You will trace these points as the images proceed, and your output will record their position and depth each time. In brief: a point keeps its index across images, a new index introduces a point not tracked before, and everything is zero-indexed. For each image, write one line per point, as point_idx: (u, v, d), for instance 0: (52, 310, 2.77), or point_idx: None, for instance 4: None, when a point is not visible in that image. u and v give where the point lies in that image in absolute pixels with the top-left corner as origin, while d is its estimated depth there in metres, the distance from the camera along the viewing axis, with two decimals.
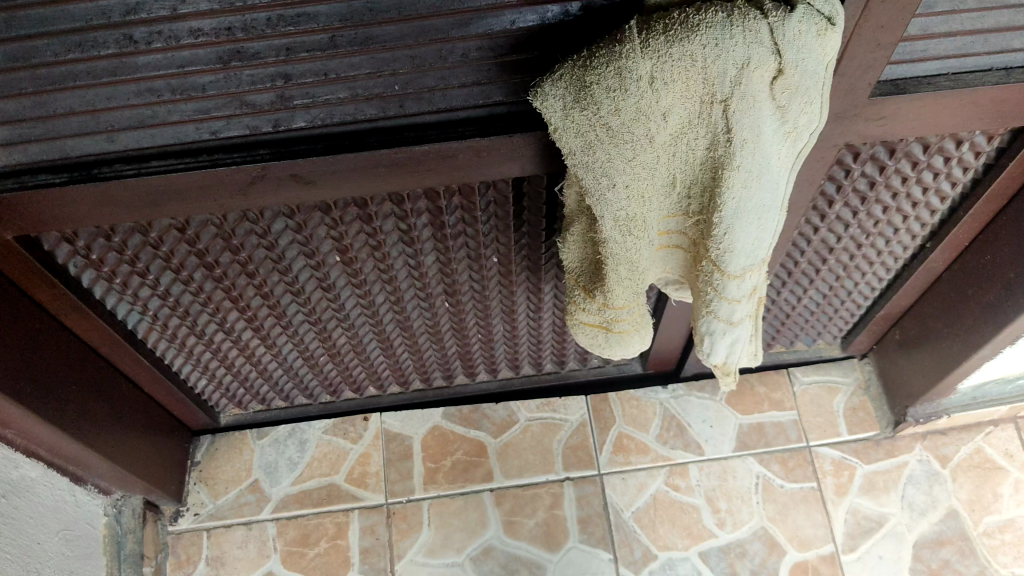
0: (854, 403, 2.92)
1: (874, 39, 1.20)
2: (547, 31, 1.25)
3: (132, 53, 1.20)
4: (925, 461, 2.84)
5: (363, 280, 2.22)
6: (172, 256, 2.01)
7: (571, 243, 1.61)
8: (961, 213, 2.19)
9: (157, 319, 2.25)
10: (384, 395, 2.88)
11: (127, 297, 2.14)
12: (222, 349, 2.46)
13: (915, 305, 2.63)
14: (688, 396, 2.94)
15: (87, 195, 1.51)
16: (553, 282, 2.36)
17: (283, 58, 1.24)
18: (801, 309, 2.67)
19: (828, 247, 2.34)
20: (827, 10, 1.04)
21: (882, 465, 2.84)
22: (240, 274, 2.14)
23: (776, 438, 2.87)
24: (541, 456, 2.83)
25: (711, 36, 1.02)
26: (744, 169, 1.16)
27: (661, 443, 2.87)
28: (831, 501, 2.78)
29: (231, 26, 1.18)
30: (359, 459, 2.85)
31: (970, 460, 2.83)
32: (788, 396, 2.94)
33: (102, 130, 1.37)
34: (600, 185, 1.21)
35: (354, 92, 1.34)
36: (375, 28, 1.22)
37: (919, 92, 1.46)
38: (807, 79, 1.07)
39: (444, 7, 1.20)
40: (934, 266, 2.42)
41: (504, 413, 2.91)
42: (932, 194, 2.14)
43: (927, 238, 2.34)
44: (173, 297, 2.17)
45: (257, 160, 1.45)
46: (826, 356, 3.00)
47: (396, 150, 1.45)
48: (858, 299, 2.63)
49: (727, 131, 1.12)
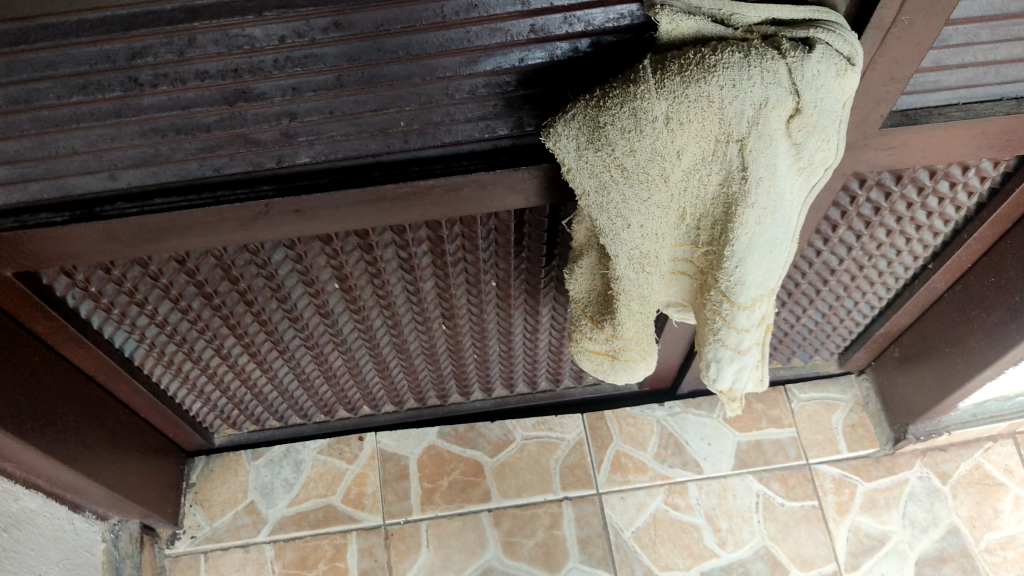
0: (854, 420, 2.89)
1: (889, 74, 1.18)
2: (556, 68, 1.23)
3: (137, 95, 1.17)
4: (926, 477, 2.81)
5: (362, 305, 2.20)
6: (171, 287, 1.99)
7: (579, 275, 1.58)
8: (965, 236, 2.17)
9: (153, 346, 2.22)
10: (379, 414, 2.86)
11: (124, 326, 2.11)
12: (218, 374, 2.43)
13: (915, 323, 2.61)
14: (685, 413, 2.92)
15: (87, 233, 1.49)
16: (551, 304, 2.34)
17: (289, 97, 1.20)
18: (800, 327, 2.65)
19: (830, 269, 2.33)
20: (846, 50, 1.03)
21: (883, 483, 2.81)
22: (239, 302, 2.11)
23: (776, 456, 2.85)
24: (539, 475, 2.80)
25: (729, 77, 1.01)
26: (759, 207, 1.14)
27: (659, 461, 2.83)
28: (831, 520, 2.75)
29: (238, 68, 1.15)
30: (354, 480, 2.80)
31: (971, 477, 2.80)
32: (786, 413, 2.92)
33: (105, 169, 1.36)
34: (614, 225, 1.19)
35: (358, 128, 1.33)
36: (382, 67, 1.19)
37: (929, 123, 1.45)
38: (824, 118, 1.06)
39: (452, 46, 1.16)
40: (935, 287, 2.40)
41: (500, 431, 2.88)
42: (936, 218, 2.12)
43: (929, 259, 2.32)
44: (171, 325, 2.14)
45: (261, 197, 1.43)
46: (824, 372, 2.96)
47: (401, 185, 1.43)
48: (857, 316, 2.61)
49: (742, 170, 1.10)
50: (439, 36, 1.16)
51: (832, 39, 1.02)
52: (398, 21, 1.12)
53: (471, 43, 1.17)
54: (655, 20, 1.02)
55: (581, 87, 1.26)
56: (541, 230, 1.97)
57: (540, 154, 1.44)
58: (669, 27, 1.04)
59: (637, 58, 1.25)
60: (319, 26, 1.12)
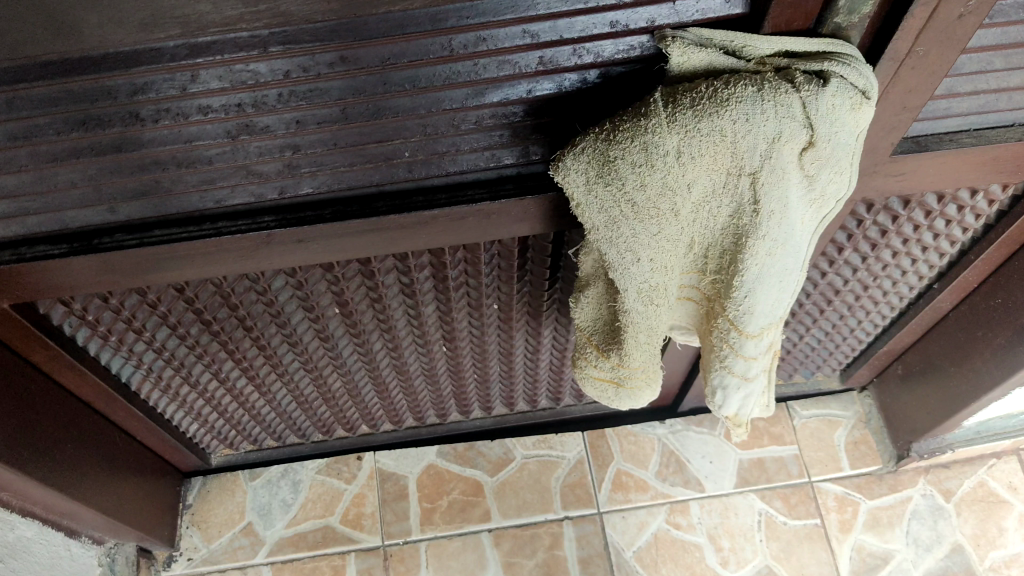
0: (856, 437, 2.86)
1: (902, 103, 1.17)
2: (564, 98, 1.20)
3: (139, 129, 1.11)
4: (929, 495, 2.77)
5: (362, 329, 2.17)
6: (169, 315, 1.96)
7: (584, 305, 1.56)
8: (971, 257, 2.14)
9: (151, 371, 2.19)
10: (377, 433, 2.82)
11: (122, 352, 2.08)
12: (217, 397, 2.40)
13: (919, 342, 2.58)
14: (686, 431, 2.89)
15: (85, 266, 1.47)
16: (552, 325, 2.31)
17: (293, 130, 1.15)
18: (803, 345, 2.62)
19: (835, 290, 2.31)
20: (861, 84, 1.01)
21: (886, 500, 2.77)
22: (237, 327, 2.09)
23: (778, 474, 2.81)
24: (540, 494, 2.76)
25: (742, 111, 0.98)
26: (769, 239, 1.13)
27: (660, 480, 2.80)
28: (835, 539, 2.71)
29: (242, 102, 1.09)
30: (354, 500, 2.77)
31: (975, 494, 2.76)
32: (788, 430, 2.89)
33: (104, 203, 1.34)
34: (624, 258, 1.17)
35: (362, 159, 1.31)
36: (388, 100, 1.13)
37: (940, 150, 1.44)
38: (838, 151, 1.04)
39: (458, 79, 1.11)
40: (940, 307, 2.37)
41: (500, 450, 2.85)
42: (943, 239, 2.10)
43: (935, 279, 2.29)
44: (169, 350, 2.11)
45: (262, 228, 1.42)
46: (825, 389, 2.94)
47: (405, 215, 1.41)
48: (861, 335, 2.59)
49: (754, 202, 1.09)
50: (445, 69, 1.09)
51: (845, 72, 1.00)
52: (405, 57, 1.06)
53: (479, 75, 1.11)
54: (666, 52, 1.02)
55: (589, 118, 1.23)
56: (545, 256, 1.94)
57: (544, 184, 1.41)
58: (680, 60, 1.02)
59: (646, 89, 1.22)
60: (325, 61, 1.05)
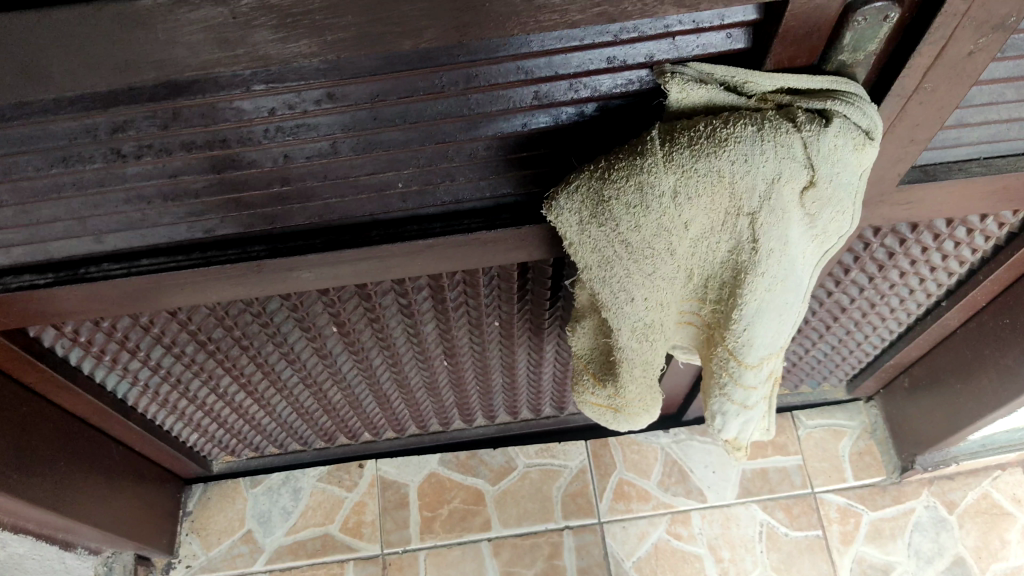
0: (861, 447, 2.81)
1: (909, 136, 1.13)
2: (560, 131, 1.13)
3: (120, 165, 1.06)
4: (932, 507, 2.73)
5: (361, 347, 2.14)
6: (163, 336, 1.93)
7: (580, 334, 1.53)
8: (980, 277, 2.09)
9: (148, 388, 2.16)
10: (380, 441, 2.78)
11: (117, 370, 2.05)
12: (216, 410, 2.37)
13: (926, 357, 2.53)
14: (690, 440, 2.84)
15: (73, 295, 1.45)
16: (554, 341, 2.27)
17: (280, 165, 1.10)
18: (809, 357, 2.58)
19: (841, 307, 2.27)
20: (866, 123, 0.96)
21: (889, 512, 2.73)
22: (234, 346, 2.05)
23: (780, 485, 2.77)
24: (540, 503, 2.72)
25: (741, 151, 0.94)
26: (768, 276, 1.09)
27: (661, 490, 2.76)
28: (836, 550, 2.67)
29: (225, 139, 1.02)
30: (354, 508, 2.73)
31: (978, 506, 2.73)
32: (792, 440, 2.84)
33: (89, 234, 1.32)
34: (617, 298, 1.15)
35: (355, 191, 1.28)
36: (379, 135, 1.08)
37: (948, 180, 1.40)
38: (840, 191, 0.99)
39: (449, 113, 1.04)
40: (948, 323, 2.33)
41: (502, 458, 2.81)
42: (952, 259, 2.04)
43: (943, 297, 2.24)
44: (164, 368, 2.08)
45: (252, 258, 1.39)
46: (832, 399, 2.90)
47: (398, 245, 1.39)
48: (868, 347, 2.54)
49: (752, 241, 1.05)
50: (437, 105, 1.03)
51: (849, 112, 0.95)
52: (394, 92, 0.99)
53: (470, 109, 1.04)
54: (664, 88, 0.98)
55: (584, 152, 1.17)
56: (546, 279, 1.90)
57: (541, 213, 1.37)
58: (679, 96, 0.98)
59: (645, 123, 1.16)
60: (311, 98, 0.98)
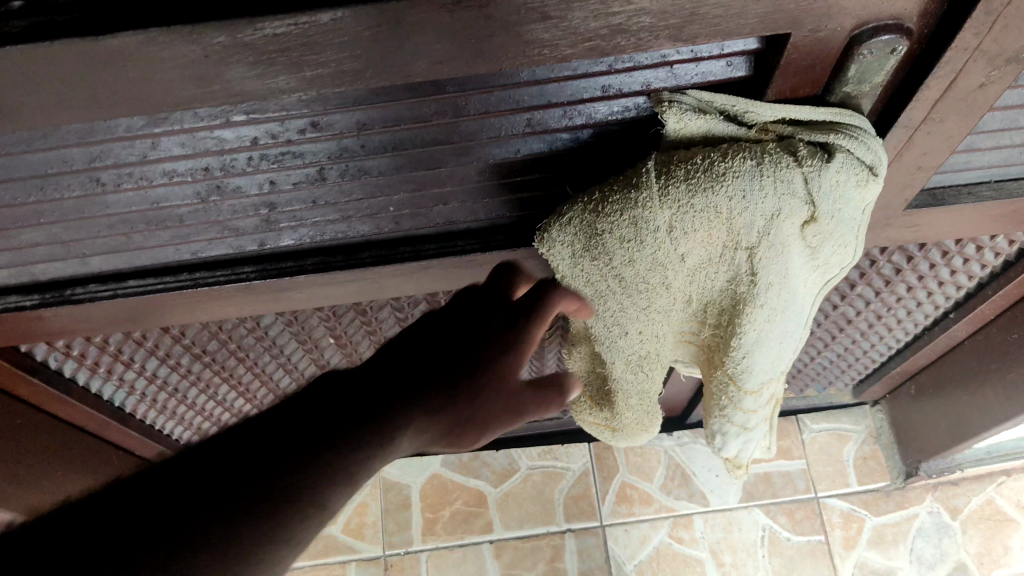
0: (865, 452, 2.76)
1: (916, 164, 1.09)
2: (554, 157, 1.07)
3: (100, 193, 1.03)
4: (936, 512, 2.64)
5: (359, 355, 2.11)
6: (157, 348, 1.91)
7: (577, 359, 1.37)
8: (989, 290, 2.00)
9: (145, 395, 2.13)
10: None
11: (113, 380, 2.01)
12: (212, 412, 2.35)
13: (932, 366, 2.45)
14: (694, 443, 2.81)
15: (61, 314, 1.42)
16: (556, 351, 2.23)
17: (266, 191, 1.07)
18: (815, 363, 2.49)
19: (847, 319, 2.21)
20: (869, 158, 0.91)
21: (893, 517, 2.65)
22: (230, 357, 2.03)
23: (784, 489, 2.72)
24: (542, 506, 2.70)
25: (739, 187, 0.90)
26: (767, 309, 1.06)
27: (665, 493, 2.72)
28: (838, 555, 2.61)
29: (208, 166, 0.99)
30: (356, 510, 2.71)
31: (983, 513, 2.63)
32: (796, 444, 2.80)
33: (74, 256, 1.29)
34: (610, 331, 1.17)
35: (346, 213, 1.25)
36: (366, 162, 1.04)
37: (956, 204, 1.36)
38: (842, 226, 0.96)
39: (440, 140, 1.01)
40: (955, 335, 2.24)
41: (505, 461, 2.79)
42: (961, 274, 1.96)
43: (951, 308, 2.15)
44: (160, 377, 2.06)
45: (242, 279, 1.36)
46: (838, 402, 2.83)
47: (391, 267, 1.35)
48: (875, 354, 2.46)
49: (751, 274, 1.02)
50: (426, 133, 0.99)
51: (853, 145, 0.90)
52: (380, 121, 0.96)
53: (461, 138, 1.01)
54: (660, 118, 0.92)
55: (580, 180, 1.12)
56: None
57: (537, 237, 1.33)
58: (677, 126, 0.92)
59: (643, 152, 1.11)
60: (295, 127, 0.94)
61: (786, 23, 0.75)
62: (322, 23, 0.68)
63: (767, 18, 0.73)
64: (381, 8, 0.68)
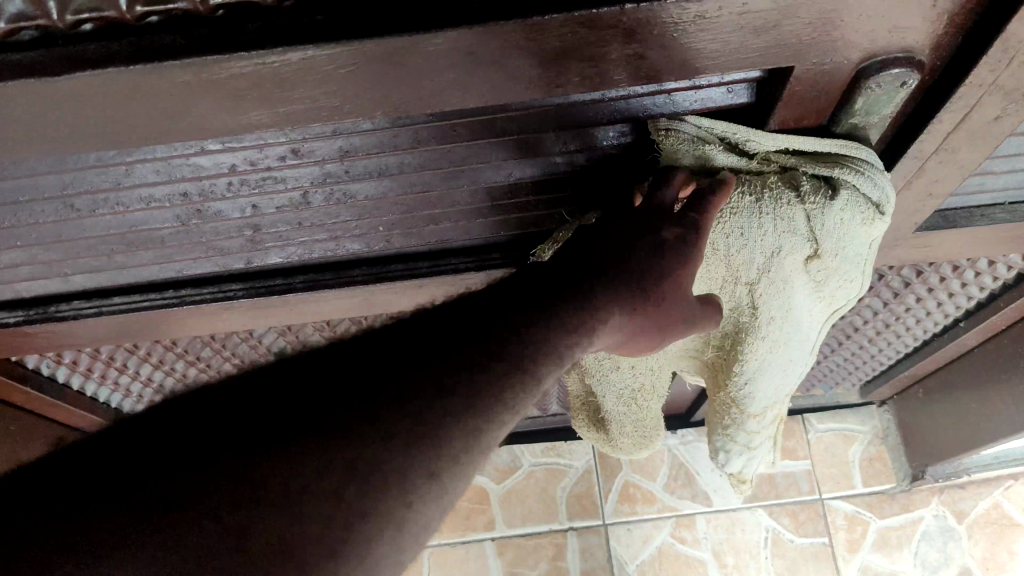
0: (872, 454, 2.67)
1: (927, 192, 1.04)
2: (553, 180, 1.02)
3: (76, 218, 0.99)
4: (941, 516, 2.58)
5: None
6: (150, 355, 1.88)
7: (574, 377, 1.30)
8: (1001, 302, 1.88)
9: (142, 397, 2.10)
10: None
11: (109, 383, 1.99)
12: None
13: (939, 373, 2.35)
14: (698, 442, 2.74)
15: (47, 331, 1.39)
16: None
17: (249, 214, 1.03)
18: (824, 363, 2.41)
19: (854, 327, 2.15)
20: (876, 196, 0.88)
21: (896, 520, 2.60)
22: (225, 362, 1.99)
23: (787, 490, 2.66)
24: (544, 503, 2.67)
25: (735, 223, 0.90)
26: (770, 343, 1.04)
27: (668, 493, 2.68)
28: (841, 557, 2.56)
29: (186, 193, 0.95)
30: None
31: (989, 517, 2.55)
32: (801, 443, 2.71)
33: (56, 275, 1.25)
34: (604, 364, 1.21)
35: (334, 232, 1.21)
36: (351, 186, 1.00)
37: (969, 227, 1.31)
38: (847, 262, 0.94)
39: (428, 166, 0.97)
40: (965, 344, 2.12)
41: (507, 458, 2.74)
42: (972, 285, 1.87)
43: (962, 316, 2.04)
44: (156, 381, 2.02)
45: (229, 297, 1.32)
46: (843, 401, 2.73)
47: (382, 285, 1.31)
48: (883, 358, 2.37)
49: (752, 309, 1.00)
50: (412, 159, 0.95)
51: (860, 181, 0.86)
52: (363, 148, 0.91)
53: (450, 164, 0.97)
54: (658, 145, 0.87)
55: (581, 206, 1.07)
56: None
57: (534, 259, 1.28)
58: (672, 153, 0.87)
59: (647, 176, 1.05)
60: (276, 155, 0.90)
61: (788, 58, 0.70)
62: (292, 62, 0.64)
63: (769, 52, 0.69)
64: (355, 48, 0.63)
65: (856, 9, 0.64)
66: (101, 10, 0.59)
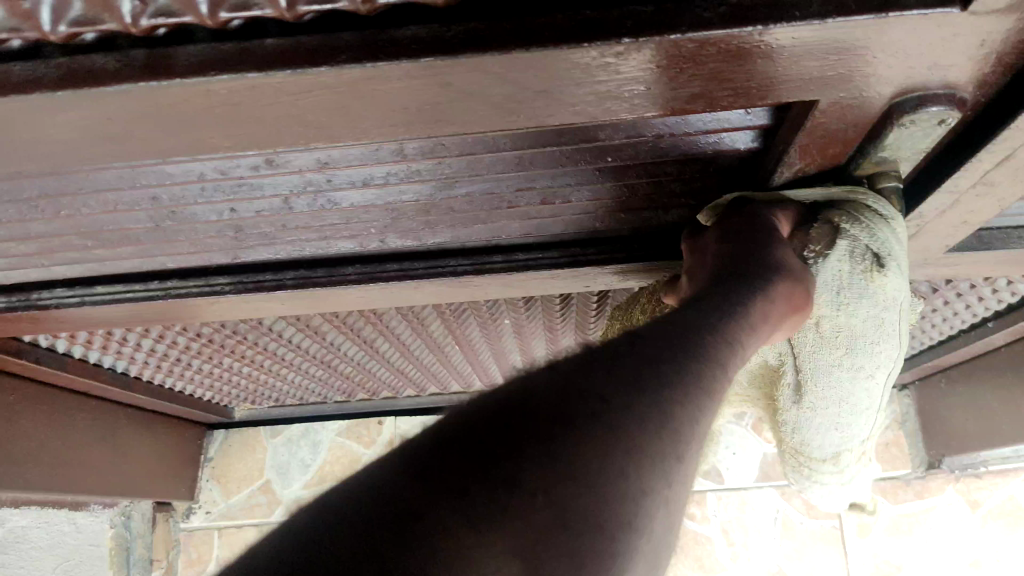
0: (888, 438, 2.53)
1: (961, 220, 0.95)
2: (569, 197, 0.94)
3: (42, 216, 0.94)
4: (957, 506, 2.45)
5: (363, 337, 1.97)
6: (159, 335, 1.83)
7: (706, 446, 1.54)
8: None
9: (147, 365, 2.01)
10: (399, 399, 2.59)
11: (117, 354, 1.91)
12: (233, 381, 2.27)
13: (962, 369, 2.24)
14: None
15: (32, 317, 1.34)
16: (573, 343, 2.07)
17: (229, 217, 0.96)
18: None
19: None
20: (879, 248, 0.80)
21: (912, 506, 2.47)
22: (227, 337, 1.92)
23: None
24: None
25: None
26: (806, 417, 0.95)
27: None
28: (851, 542, 2.46)
29: (157, 197, 0.91)
30: None
31: (1004, 508, 2.43)
32: None
33: (35, 264, 1.20)
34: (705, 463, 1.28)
35: (322, 235, 1.13)
36: (338, 193, 0.93)
37: (1005, 249, 1.22)
38: (861, 321, 0.85)
39: (419, 175, 0.89)
40: (992, 342, 2.00)
41: None
42: (1005, 292, 1.76)
43: (992, 316, 1.92)
44: (159, 351, 1.95)
45: (217, 291, 1.24)
46: None
47: (374, 285, 1.21)
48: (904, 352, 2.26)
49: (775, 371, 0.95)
50: (400, 169, 0.88)
51: (859, 232, 0.79)
52: (344, 160, 0.85)
53: (440, 176, 0.90)
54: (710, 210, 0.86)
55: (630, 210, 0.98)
56: (555, 307, 1.71)
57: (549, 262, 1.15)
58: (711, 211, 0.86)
59: (679, 197, 0.94)
60: (249, 165, 0.85)
61: (804, 91, 0.62)
62: (241, 91, 0.57)
63: (787, 85, 0.61)
64: (313, 76, 0.56)
65: (890, 46, 0.56)
66: (21, 30, 0.53)
